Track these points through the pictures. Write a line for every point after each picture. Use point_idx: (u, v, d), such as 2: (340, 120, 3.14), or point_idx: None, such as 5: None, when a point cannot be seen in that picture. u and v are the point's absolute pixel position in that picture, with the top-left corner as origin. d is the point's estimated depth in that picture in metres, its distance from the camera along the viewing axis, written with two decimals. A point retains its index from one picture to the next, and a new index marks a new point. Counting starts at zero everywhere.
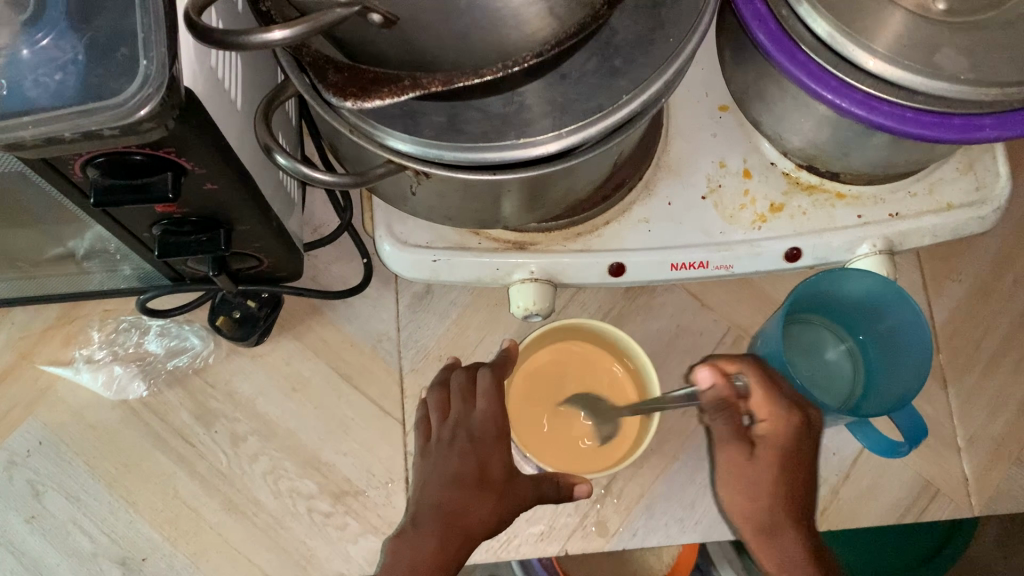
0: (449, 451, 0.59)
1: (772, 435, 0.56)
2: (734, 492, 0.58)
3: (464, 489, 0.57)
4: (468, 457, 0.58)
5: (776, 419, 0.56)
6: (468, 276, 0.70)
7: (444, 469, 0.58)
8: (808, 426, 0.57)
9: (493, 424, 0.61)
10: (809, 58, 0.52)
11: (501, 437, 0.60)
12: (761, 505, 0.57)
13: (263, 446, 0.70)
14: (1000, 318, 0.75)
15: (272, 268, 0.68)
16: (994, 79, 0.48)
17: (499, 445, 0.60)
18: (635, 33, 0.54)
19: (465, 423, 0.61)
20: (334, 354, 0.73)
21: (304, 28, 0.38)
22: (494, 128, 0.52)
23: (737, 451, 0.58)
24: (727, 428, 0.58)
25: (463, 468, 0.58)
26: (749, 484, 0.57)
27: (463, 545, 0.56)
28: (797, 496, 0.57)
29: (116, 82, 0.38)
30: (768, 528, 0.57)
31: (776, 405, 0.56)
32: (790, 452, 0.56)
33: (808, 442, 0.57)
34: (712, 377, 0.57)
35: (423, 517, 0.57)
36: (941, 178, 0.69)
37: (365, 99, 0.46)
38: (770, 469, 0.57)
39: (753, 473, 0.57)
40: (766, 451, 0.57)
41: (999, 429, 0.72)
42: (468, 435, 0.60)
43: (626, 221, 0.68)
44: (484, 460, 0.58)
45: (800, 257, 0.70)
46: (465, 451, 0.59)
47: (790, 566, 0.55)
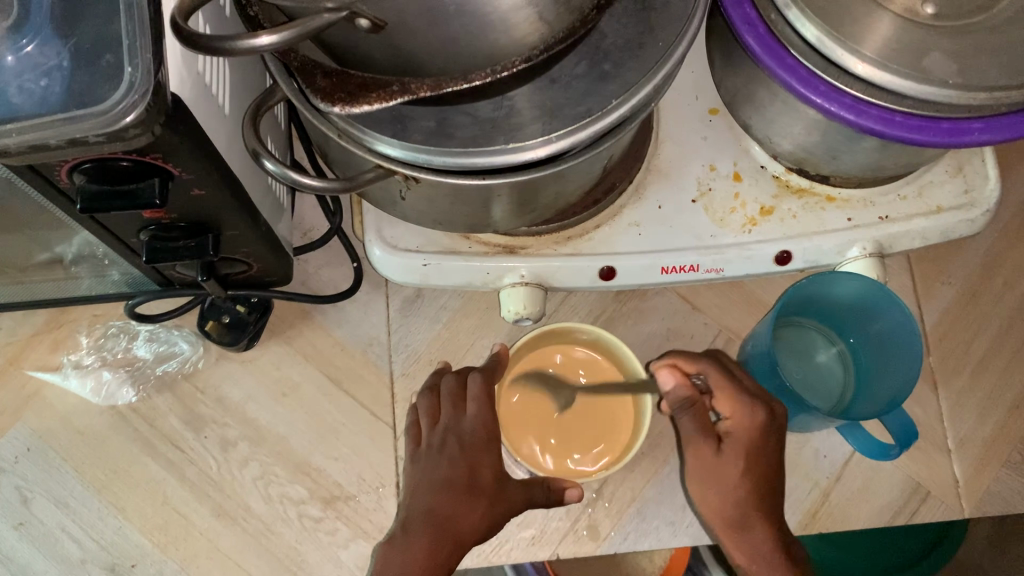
0: (440, 457, 0.59)
1: (735, 431, 0.59)
2: (702, 487, 0.60)
3: (454, 495, 0.57)
4: (458, 462, 0.59)
5: (737, 413, 0.59)
6: (458, 280, 0.70)
7: (432, 474, 0.59)
8: (773, 422, 0.58)
9: (482, 429, 0.61)
10: (798, 62, 0.52)
11: (491, 440, 0.60)
12: (729, 500, 0.59)
13: (253, 452, 0.70)
14: (990, 320, 0.75)
15: (261, 273, 0.68)
16: (983, 82, 0.48)
17: (488, 449, 0.60)
18: (624, 38, 0.54)
19: (456, 428, 0.61)
20: (325, 359, 0.73)
21: (292, 33, 0.38)
22: (483, 133, 0.52)
23: (703, 448, 0.59)
24: (693, 426, 0.60)
25: (453, 473, 0.58)
26: (716, 480, 0.59)
27: (453, 551, 0.56)
28: (766, 492, 0.59)
29: (101, 89, 0.38)
30: (736, 524, 0.59)
31: (736, 402, 0.59)
32: (754, 447, 0.58)
33: (773, 437, 0.59)
34: (672, 378, 0.60)
35: (414, 524, 0.57)
36: (930, 181, 0.69)
37: (353, 105, 0.45)
38: (736, 464, 0.58)
39: (717, 469, 0.59)
40: (732, 447, 0.59)
41: (989, 431, 0.72)
42: (459, 440, 0.60)
43: (617, 224, 0.68)
44: (474, 466, 0.59)
45: (791, 260, 0.70)
46: (455, 456, 0.59)
47: (759, 559, 0.58)
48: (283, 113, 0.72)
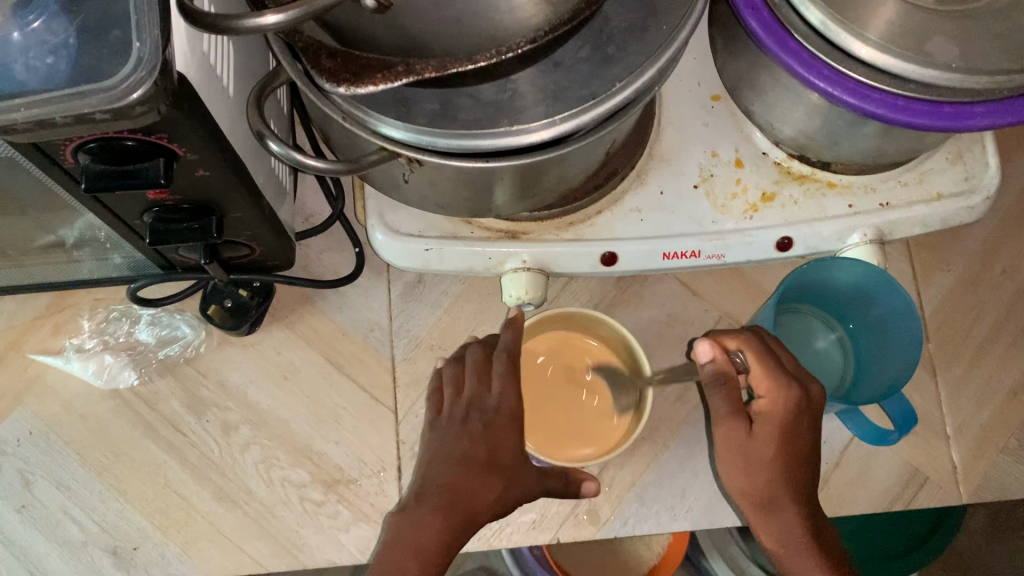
0: (461, 432, 0.59)
1: (771, 412, 0.58)
2: (730, 465, 0.60)
3: (472, 473, 0.57)
4: (479, 441, 0.59)
5: (774, 392, 0.58)
6: (459, 266, 0.70)
7: (451, 448, 0.59)
8: (807, 400, 0.58)
9: (506, 407, 0.61)
10: (801, 45, 0.52)
11: (515, 419, 0.61)
12: (759, 482, 0.58)
13: (254, 435, 0.70)
14: (989, 307, 0.75)
15: (264, 257, 0.68)
16: (985, 67, 0.49)
17: (512, 428, 0.60)
18: (627, 21, 0.54)
19: (478, 403, 0.61)
20: (326, 344, 0.73)
21: (298, 11, 0.38)
22: (487, 116, 0.52)
23: (736, 427, 0.59)
24: (728, 404, 0.59)
25: (473, 451, 0.58)
26: (748, 459, 0.59)
27: (464, 527, 0.56)
28: (797, 472, 0.59)
29: (108, 65, 0.38)
30: (767, 504, 0.58)
31: (772, 381, 0.58)
32: (788, 427, 0.58)
33: (807, 417, 0.59)
34: (712, 351, 0.58)
35: (427, 494, 0.57)
36: (930, 168, 0.69)
37: (358, 86, 0.45)
38: (771, 443, 0.58)
39: (750, 448, 0.59)
40: (767, 425, 0.58)
41: (987, 417, 0.73)
42: (481, 417, 0.60)
43: (618, 210, 0.69)
44: (495, 442, 0.59)
45: (791, 246, 0.70)
46: (476, 435, 0.59)
47: (789, 542, 0.58)
48: (285, 97, 0.72)
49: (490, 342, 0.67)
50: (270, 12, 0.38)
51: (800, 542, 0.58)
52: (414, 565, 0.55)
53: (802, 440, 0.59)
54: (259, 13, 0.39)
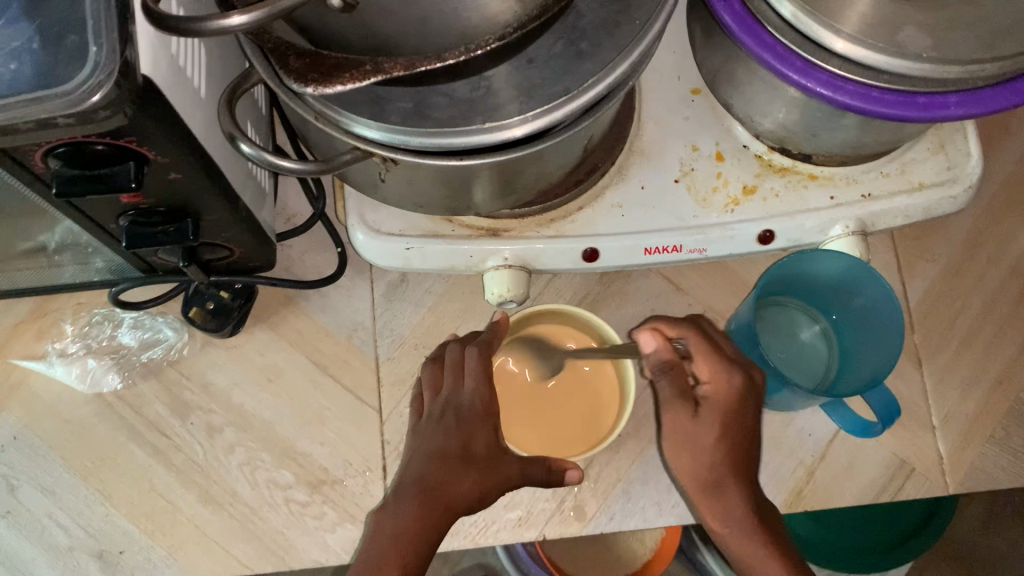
0: (438, 426, 0.60)
1: (714, 395, 0.59)
2: (678, 450, 0.61)
3: (446, 462, 0.58)
4: (453, 433, 0.59)
5: (716, 378, 0.59)
6: (442, 264, 0.70)
7: (429, 444, 0.59)
8: (750, 386, 0.59)
9: (482, 403, 0.61)
10: (775, 39, 0.52)
11: (489, 414, 0.61)
12: (704, 464, 0.60)
13: (239, 437, 0.70)
14: (974, 296, 0.75)
15: (244, 259, 0.67)
16: (956, 56, 0.48)
17: (486, 422, 0.60)
18: (600, 16, 0.54)
19: (455, 400, 0.61)
20: (310, 345, 0.73)
21: (263, 13, 0.38)
22: (460, 113, 0.52)
23: (680, 411, 0.60)
24: (672, 390, 0.60)
25: (448, 443, 0.59)
26: (692, 442, 0.60)
27: (443, 516, 0.57)
28: (741, 456, 0.60)
29: (65, 69, 0.38)
30: (712, 486, 0.60)
31: (713, 365, 0.59)
32: (730, 410, 0.59)
33: (751, 401, 0.59)
34: (654, 340, 0.59)
35: (404, 489, 0.58)
36: (913, 158, 0.69)
37: (325, 85, 0.45)
38: (713, 428, 0.59)
39: (696, 432, 0.60)
40: (709, 409, 0.59)
41: (973, 408, 0.72)
42: (456, 413, 0.60)
43: (599, 206, 0.68)
44: (469, 435, 0.59)
45: (773, 239, 0.70)
46: (451, 428, 0.60)
47: (735, 522, 0.60)
48: (263, 99, 0.72)
49: (469, 340, 0.67)
50: (235, 13, 0.39)
51: (744, 521, 0.60)
52: (391, 549, 0.55)
53: (747, 423, 0.60)
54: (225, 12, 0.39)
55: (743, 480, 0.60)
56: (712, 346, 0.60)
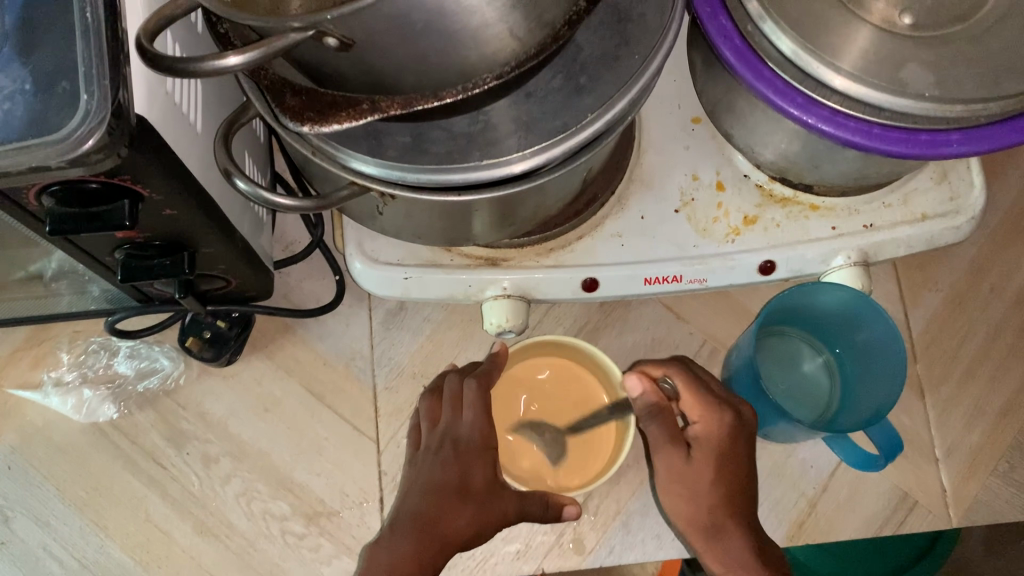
0: (435, 460, 0.59)
1: (705, 435, 0.60)
2: (673, 495, 0.62)
3: (442, 498, 0.57)
4: (451, 467, 0.58)
5: (706, 418, 0.60)
6: (440, 294, 0.69)
7: (426, 478, 0.59)
8: (739, 424, 0.60)
9: (480, 433, 0.60)
10: (775, 74, 0.52)
11: (487, 448, 0.60)
12: (701, 506, 0.60)
13: (236, 467, 0.69)
14: (977, 326, 0.74)
15: (241, 288, 0.67)
16: (958, 95, 0.48)
17: (484, 456, 0.60)
18: (600, 50, 0.53)
19: (454, 431, 0.61)
20: (307, 373, 0.72)
21: (258, 54, 0.40)
22: (458, 148, 0.52)
23: (673, 454, 0.61)
24: (664, 433, 0.61)
25: (445, 478, 0.58)
26: (688, 485, 0.61)
27: (439, 552, 0.56)
28: (737, 496, 0.60)
29: (57, 115, 0.37)
30: (710, 529, 0.60)
31: (703, 406, 0.60)
32: (722, 450, 0.60)
33: (741, 439, 0.61)
34: (641, 383, 0.60)
35: (400, 524, 0.58)
36: (915, 188, 0.68)
37: (323, 123, 0.45)
38: (707, 467, 0.60)
39: (690, 473, 0.60)
40: (701, 450, 0.60)
41: (977, 439, 0.72)
42: (454, 446, 0.60)
43: (598, 235, 0.68)
44: (465, 469, 0.58)
45: (775, 270, 0.69)
46: (449, 462, 0.59)
47: (736, 567, 0.59)
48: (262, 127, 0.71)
49: (468, 372, 0.66)
50: (231, 53, 0.40)
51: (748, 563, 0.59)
52: None
53: (739, 462, 0.61)
54: (221, 53, 0.40)
55: (742, 522, 0.60)
56: (699, 387, 0.61)
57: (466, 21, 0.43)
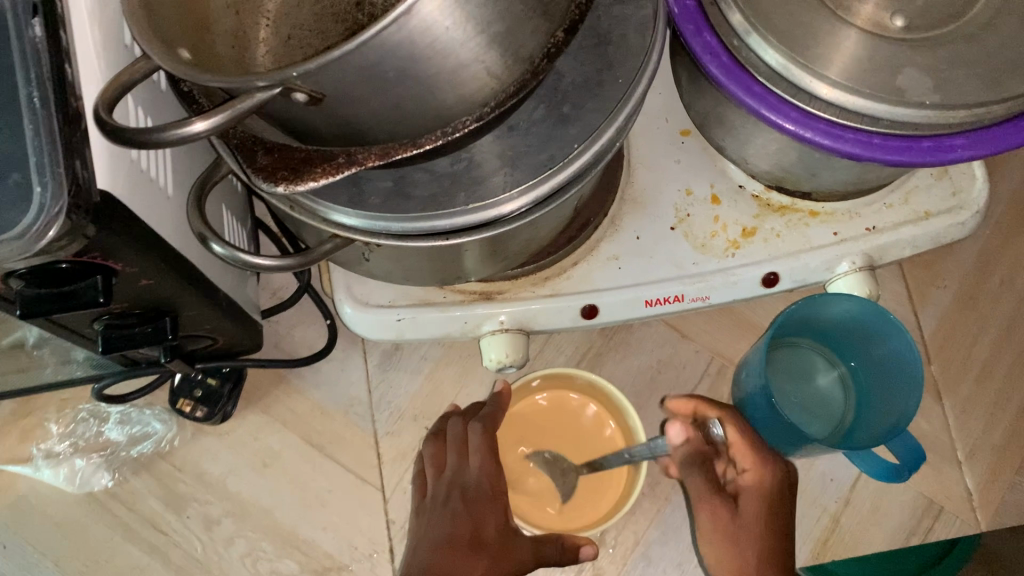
0: (444, 511, 0.57)
1: (756, 484, 0.60)
2: (722, 554, 0.59)
3: (455, 550, 0.55)
4: (461, 519, 0.57)
5: (757, 466, 0.60)
6: (436, 333, 0.67)
7: (434, 531, 0.57)
8: (787, 479, 0.60)
9: (487, 482, 0.59)
10: (766, 89, 0.50)
11: (496, 494, 0.59)
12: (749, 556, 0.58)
13: (239, 528, 0.67)
14: (989, 321, 0.72)
15: (229, 344, 0.64)
16: (962, 100, 0.46)
17: (493, 503, 0.58)
18: (582, 76, 0.51)
19: (460, 480, 0.59)
20: (305, 425, 0.70)
21: (223, 117, 0.37)
22: (443, 190, 0.50)
23: (720, 506, 0.60)
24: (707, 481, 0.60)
25: (456, 530, 0.56)
26: (738, 537, 0.59)
27: None
28: (783, 550, 0.58)
29: (8, 212, 0.35)
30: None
31: (754, 454, 0.60)
32: (771, 502, 0.59)
33: (788, 494, 0.60)
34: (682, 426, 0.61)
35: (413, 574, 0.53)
36: (916, 186, 0.66)
37: (298, 183, 0.43)
38: (756, 516, 0.59)
39: (739, 524, 0.59)
40: (750, 501, 0.60)
41: (999, 438, 0.70)
42: (463, 494, 0.58)
43: (594, 259, 0.66)
44: (477, 521, 0.57)
45: (778, 282, 0.67)
46: (459, 513, 0.57)
47: None
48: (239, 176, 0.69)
49: (473, 413, 0.64)
50: (197, 118, 0.38)
51: None
52: None
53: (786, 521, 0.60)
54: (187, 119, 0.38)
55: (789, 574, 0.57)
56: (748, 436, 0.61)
57: (441, 65, 0.40)
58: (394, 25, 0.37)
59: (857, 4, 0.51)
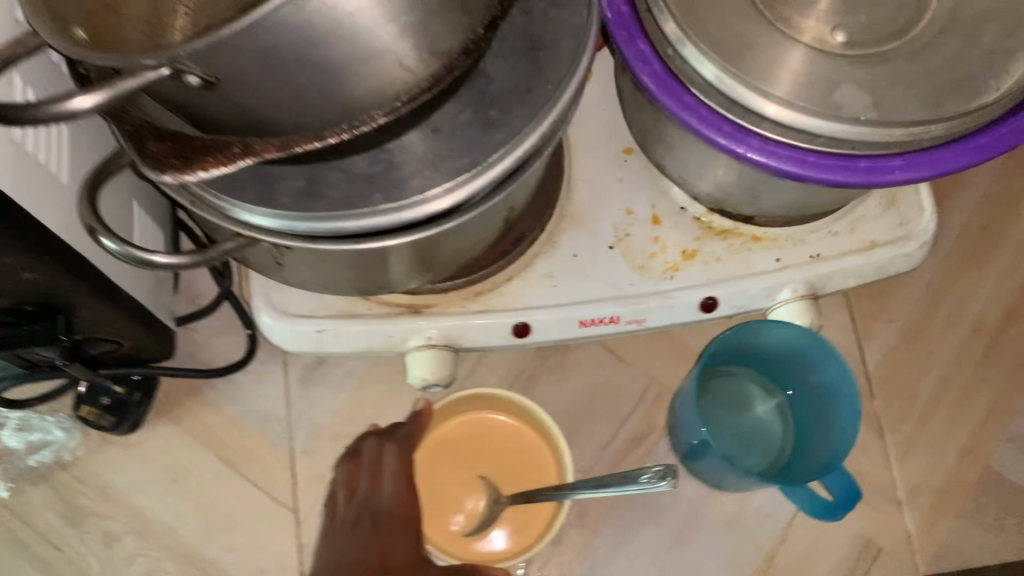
0: (352, 536, 0.54)
1: None
2: None
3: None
4: (369, 547, 0.53)
5: None
6: (359, 347, 0.64)
7: (340, 558, 0.53)
8: None
9: (400, 506, 0.55)
10: (699, 101, 0.47)
11: (411, 517, 0.55)
12: None
13: (140, 546, 0.63)
14: (935, 358, 0.70)
15: (137, 349, 0.61)
16: (897, 117, 0.44)
17: (408, 524, 0.54)
18: (510, 81, 0.48)
19: (372, 504, 0.56)
20: (218, 439, 0.66)
21: (107, 94, 0.34)
22: (358, 193, 0.46)
23: None
24: None
25: (361, 555, 0.52)
26: None
27: None
28: None
29: None
30: None
31: None
32: None
33: None
34: None
35: None
36: (863, 215, 0.64)
37: (186, 172, 0.39)
38: None
39: None
40: None
41: (941, 479, 0.67)
42: (372, 519, 0.54)
43: (529, 277, 0.63)
44: (386, 545, 0.53)
45: (717, 307, 0.64)
46: (366, 537, 0.53)
47: None
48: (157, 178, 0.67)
49: (392, 429, 0.60)
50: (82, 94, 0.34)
51: None
52: None
53: None
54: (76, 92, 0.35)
55: None
56: None
57: (344, 51, 0.38)
58: (290, 4, 0.34)
59: (798, 17, 0.48)
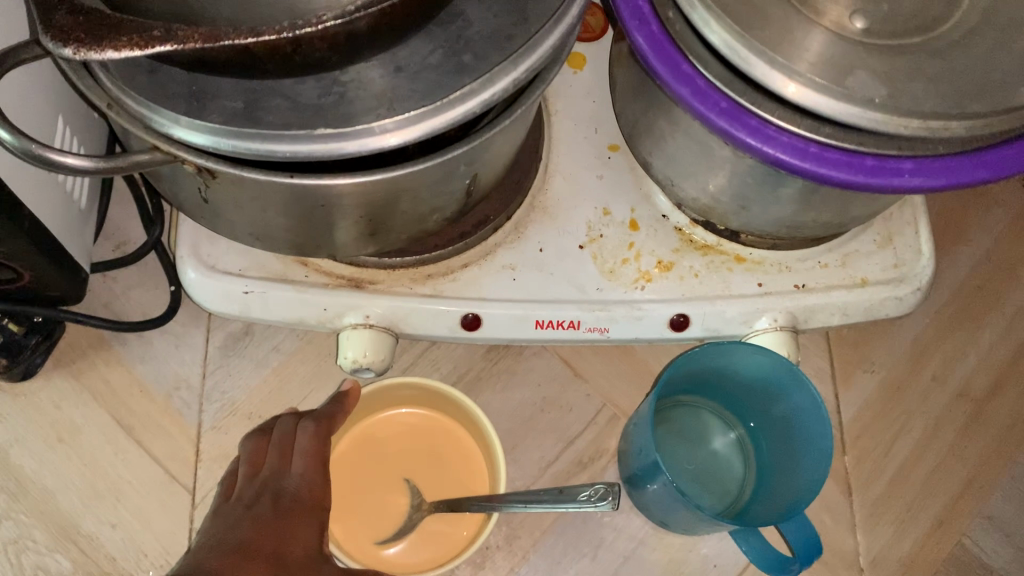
0: (245, 514, 0.47)
1: None
2: None
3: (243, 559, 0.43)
4: (265, 530, 0.45)
5: None
6: (289, 318, 0.57)
7: (228, 533, 0.45)
8: None
9: (309, 493, 0.49)
10: (696, 72, 0.42)
11: (318, 506, 0.49)
12: None
13: (10, 508, 0.56)
14: (913, 418, 0.65)
15: (38, 286, 0.54)
16: (916, 107, 0.39)
17: (313, 514, 0.48)
18: (491, 27, 0.42)
19: (276, 484, 0.49)
20: (119, 401, 0.59)
21: None
22: (299, 121, 0.39)
23: None
24: None
25: (254, 538, 0.45)
26: None
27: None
28: None
29: None
30: None
31: None
32: None
33: None
34: None
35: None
36: (856, 250, 0.59)
37: (92, 49, 0.31)
38: None
39: None
40: None
41: (907, 550, 0.61)
42: (274, 499, 0.48)
43: (487, 265, 0.57)
44: (287, 534, 0.46)
45: (687, 326, 0.59)
46: (264, 518, 0.46)
47: None
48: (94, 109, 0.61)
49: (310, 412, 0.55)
50: None
51: None
52: None
53: None
54: None
55: None
56: None
57: None
58: None
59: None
